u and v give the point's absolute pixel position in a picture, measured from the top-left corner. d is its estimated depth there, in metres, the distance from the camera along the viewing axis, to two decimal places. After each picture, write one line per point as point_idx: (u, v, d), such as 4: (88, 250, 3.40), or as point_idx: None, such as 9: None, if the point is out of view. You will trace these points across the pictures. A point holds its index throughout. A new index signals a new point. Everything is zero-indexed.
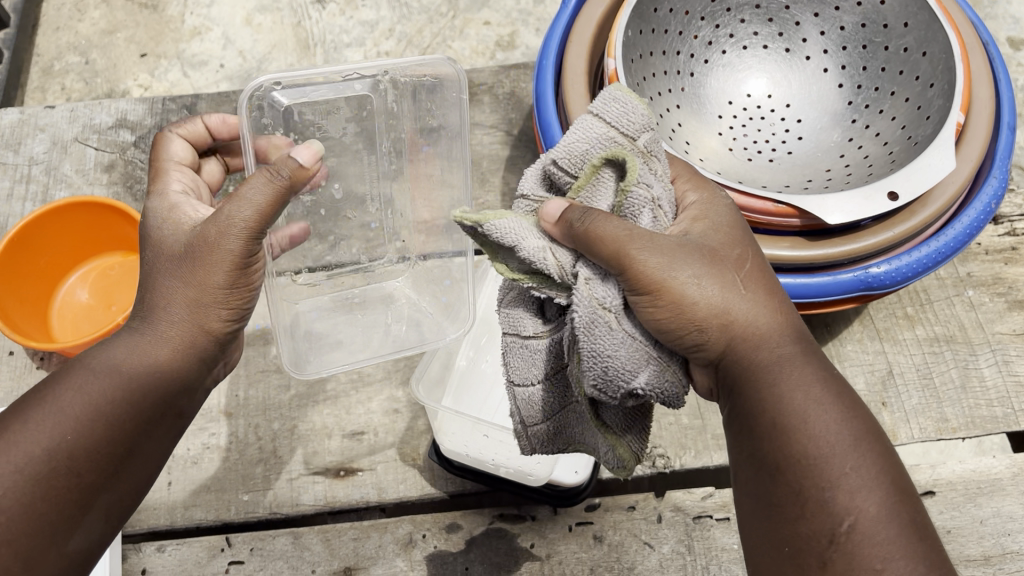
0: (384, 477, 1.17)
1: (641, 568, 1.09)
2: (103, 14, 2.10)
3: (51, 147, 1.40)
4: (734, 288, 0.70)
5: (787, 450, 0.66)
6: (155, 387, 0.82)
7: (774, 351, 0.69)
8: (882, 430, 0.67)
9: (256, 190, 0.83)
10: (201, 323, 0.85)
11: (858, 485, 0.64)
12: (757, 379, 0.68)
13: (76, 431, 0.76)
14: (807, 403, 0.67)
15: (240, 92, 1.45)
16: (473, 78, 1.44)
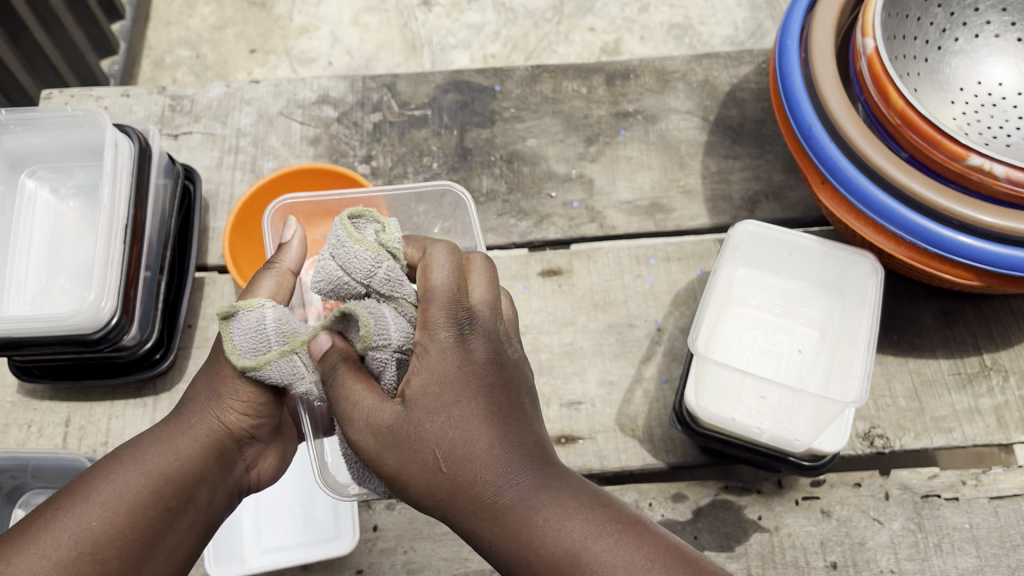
0: (605, 446, 1.18)
1: (872, 544, 1.10)
2: (212, 12, 2.50)
3: (257, 120, 1.45)
4: (483, 448, 0.74)
5: (539, 569, 0.71)
6: (187, 480, 0.90)
7: (529, 483, 0.74)
8: (601, 541, 0.71)
9: (287, 259, 0.95)
10: (216, 419, 0.93)
11: (615, 571, 0.70)
12: (536, 521, 0.72)
13: (122, 512, 0.84)
14: (538, 524, 0.72)
15: (436, 73, 1.49)
16: (665, 66, 1.48)
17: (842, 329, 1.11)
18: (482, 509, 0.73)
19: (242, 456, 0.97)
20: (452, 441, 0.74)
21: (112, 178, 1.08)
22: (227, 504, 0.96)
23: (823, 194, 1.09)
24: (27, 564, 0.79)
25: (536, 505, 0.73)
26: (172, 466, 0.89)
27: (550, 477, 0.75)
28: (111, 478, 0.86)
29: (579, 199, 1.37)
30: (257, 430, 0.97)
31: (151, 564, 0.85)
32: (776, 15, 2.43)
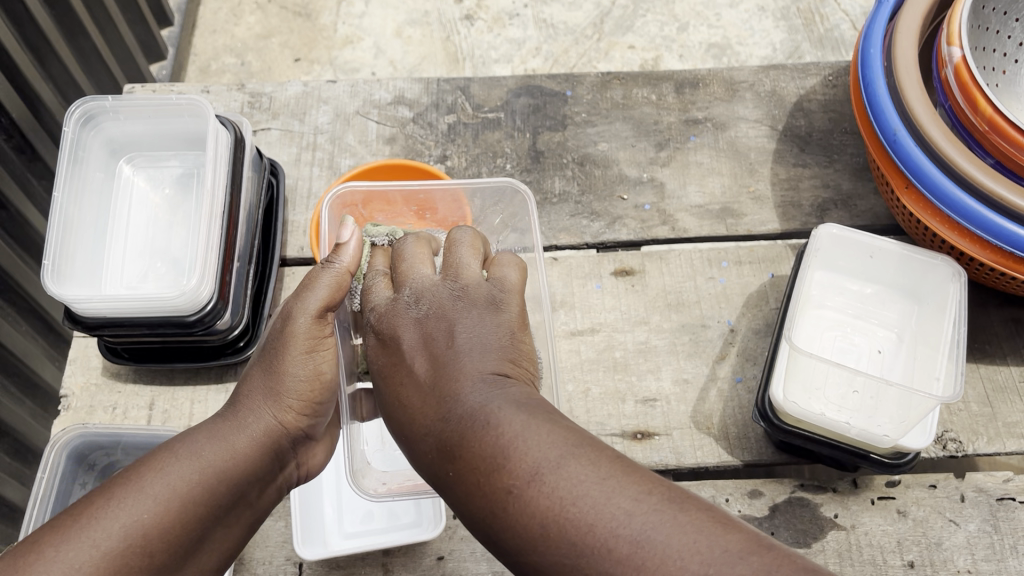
0: (681, 442, 1.19)
1: (948, 544, 1.11)
2: (258, 21, 2.49)
3: (334, 118, 1.48)
4: (429, 399, 0.78)
5: (476, 494, 0.71)
6: (240, 481, 0.87)
7: (467, 417, 0.74)
8: (525, 463, 0.69)
9: (325, 283, 0.94)
10: (269, 417, 0.91)
11: (570, 496, 0.66)
12: (473, 456, 0.72)
13: (172, 507, 0.80)
14: (479, 455, 0.71)
15: (509, 78, 1.52)
16: (733, 76, 1.51)
17: (922, 332, 1.13)
18: (437, 451, 0.76)
19: (293, 456, 0.95)
20: (415, 390, 0.79)
21: (214, 163, 1.12)
22: (273, 501, 0.94)
23: (908, 198, 1.13)
24: (77, 554, 0.74)
25: (470, 436, 0.73)
26: (227, 463, 0.86)
27: (494, 406, 0.74)
28: (168, 475, 0.82)
29: (651, 202, 1.39)
30: (307, 428, 0.95)
31: (194, 560, 0.82)
32: (814, 36, 2.47)
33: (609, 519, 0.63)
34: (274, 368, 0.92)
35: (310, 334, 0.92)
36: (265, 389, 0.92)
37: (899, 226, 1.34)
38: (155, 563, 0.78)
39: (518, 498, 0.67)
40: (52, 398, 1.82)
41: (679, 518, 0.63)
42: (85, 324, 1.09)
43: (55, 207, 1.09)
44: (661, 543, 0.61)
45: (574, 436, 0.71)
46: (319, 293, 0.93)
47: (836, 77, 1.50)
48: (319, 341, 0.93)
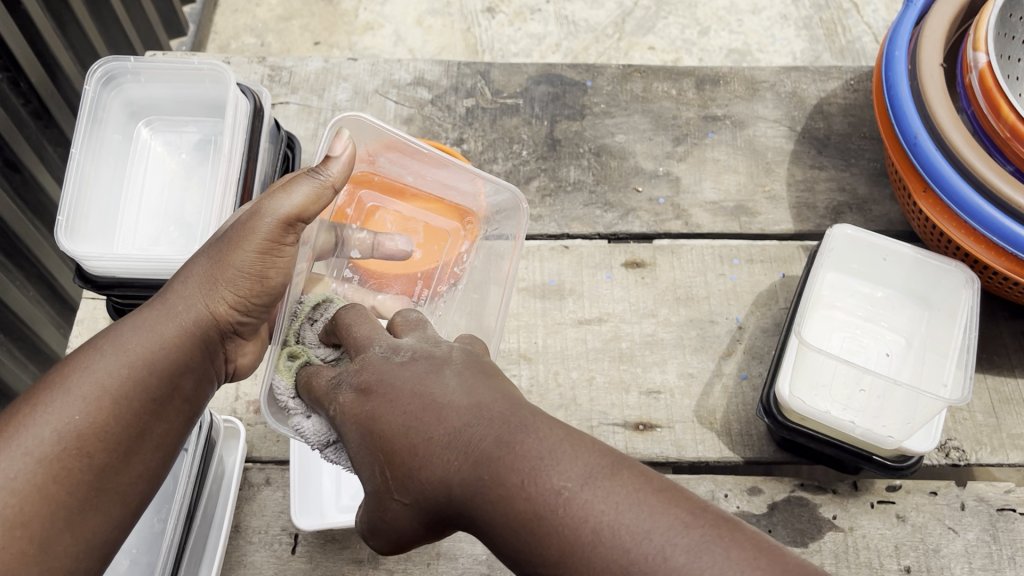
0: (683, 436, 1.19)
1: (946, 551, 1.10)
2: (280, 3, 2.50)
3: (353, 96, 1.48)
4: (437, 411, 0.70)
5: (511, 514, 0.62)
6: (172, 372, 0.86)
7: (489, 432, 0.66)
8: (565, 480, 0.61)
9: (300, 191, 0.89)
10: (203, 307, 0.89)
11: (617, 503, 0.59)
12: (501, 468, 0.64)
13: (103, 403, 0.81)
14: (515, 466, 0.63)
15: (529, 65, 1.52)
16: (755, 76, 1.51)
17: (931, 338, 1.13)
18: (451, 468, 0.67)
19: (224, 349, 0.94)
20: (411, 412, 0.70)
21: (233, 130, 1.12)
22: (209, 395, 0.93)
23: (925, 203, 1.12)
24: (11, 462, 0.76)
25: (498, 451, 0.65)
26: (156, 356, 0.86)
27: (519, 422, 0.66)
28: (97, 372, 0.82)
29: (665, 196, 1.39)
30: (242, 325, 0.93)
31: (137, 458, 0.83)
32: (835, 47, 2.46)
33: (667, 537, 0.57)
34: (226, 266, 0.89)
35: (269, 236, 0.88)
36: (209, 281, 0.89)
37: (913, 232, 1.34)
38: (94, 462, 0.80)
39: (563, 512, 0.60)
40: (54, 363, 1.82)
41: (735, 536, 0.57)
42: (96, 282, 1.09)
43: (72, 164, 1.09)
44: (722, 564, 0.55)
45: (608, 454, 0.63)
46: (288, 198, 0.88)
47: (858, 82, 1.49)
48: (279, 245, 0.89)
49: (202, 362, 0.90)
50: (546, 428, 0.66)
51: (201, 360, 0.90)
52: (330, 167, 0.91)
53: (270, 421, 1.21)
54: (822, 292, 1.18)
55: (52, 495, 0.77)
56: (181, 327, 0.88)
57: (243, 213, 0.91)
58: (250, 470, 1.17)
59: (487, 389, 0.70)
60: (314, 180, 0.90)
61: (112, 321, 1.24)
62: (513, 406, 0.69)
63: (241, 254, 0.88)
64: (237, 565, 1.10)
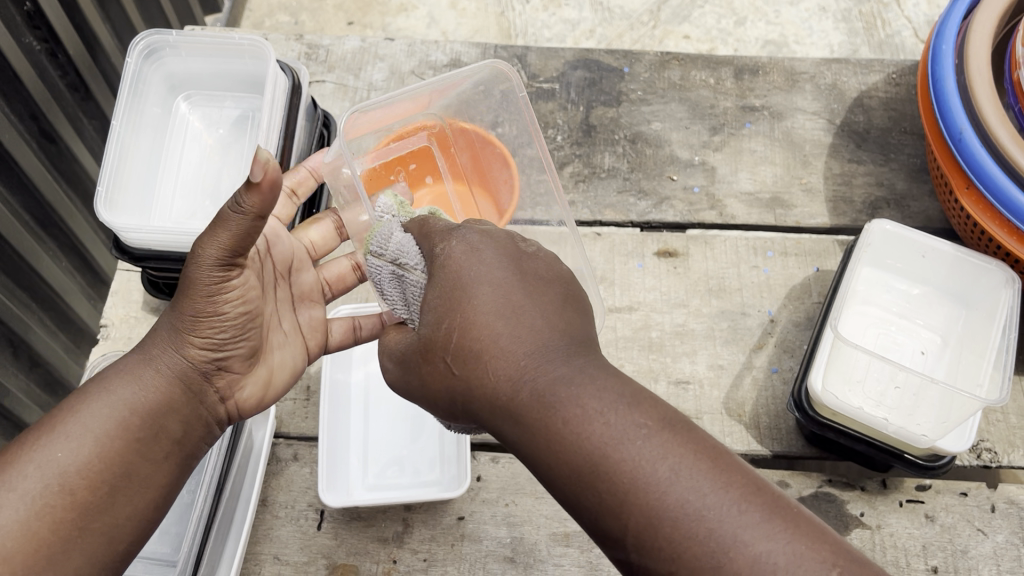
0: (711, 427, 1.18)
1: (974, 553, 1.09)
2: None
3: (389, 76, 1.48)
4: (507, 325, 0.72)
5: (568, 461, 0.66)
6: (154, 415, 0.86)
7: (548, 376, 0.69)
8: (636, 425, 0.65)
9: (227, 227, 0.80)
10: (175, 351, 0.89)
11: (667, 479, 0.63)
12: (562, 419, 0.67)
13: (86, 444, 0.82)
14: (575, 409, 0.67)
15: (567, 50, 1.51)
16: (795, 66, 1.49)
17: (968, 337, 1.11)
18: (508, 399, 0.70)
19: (218, 388, 0.92)
20: (468, 330, 0.73)
21: (270, 107, 1.12)
22: (204, 440, 0.92)
23: (967, 200, 1.11)
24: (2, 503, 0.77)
25: (555, 399, 0.68)
26: (131, 398, 0.86)
27: (572, 369, 0.70)
28: (81, 418, 0.83)
29: (700, 185, 1.38)
30: (224, 360, 0.91)
31: (124, 495, 0.83)
32: (874, 40, 2.39)
33: (724, 511, 0.61)
34: (189, 311, 0.87)
35: (210, 281, 0.84)
36: (179, 327, 0.88)
37: (951, 230, 1.32)
38: (78, 500, 0.80)
39: (626, 470, 0.63)
40: (86, 334, 1.84)
41: (781, 512, 0.61)
42: (132, 253, 1.10)
43: (113, 136, 1.10)
44: (766, 533, 0.59)
45: (660, 411, 0.67)
46: (220, 231, 0.81)
47: (900, 76, 1.47)
48: (216, 288, 0.85)
49: (192, 405, 0.90)
50: (608, 385, 0.68)
51: (192, 404, 0.90)
52: (245, 197, 0.76)
53: (299, 397, 1.22)
54: (858, 288, 1.16)
55: (35, 532, 0.77)
56: (159, 373, 0.88)
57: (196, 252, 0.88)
58: (278, 445, 1.18)
59: (555, 323, 0.73)
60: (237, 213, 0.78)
61: (147, 294, 1.26)
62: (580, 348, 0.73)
63: (206, 298, 0.86)
64: (263, 538, 1.11)
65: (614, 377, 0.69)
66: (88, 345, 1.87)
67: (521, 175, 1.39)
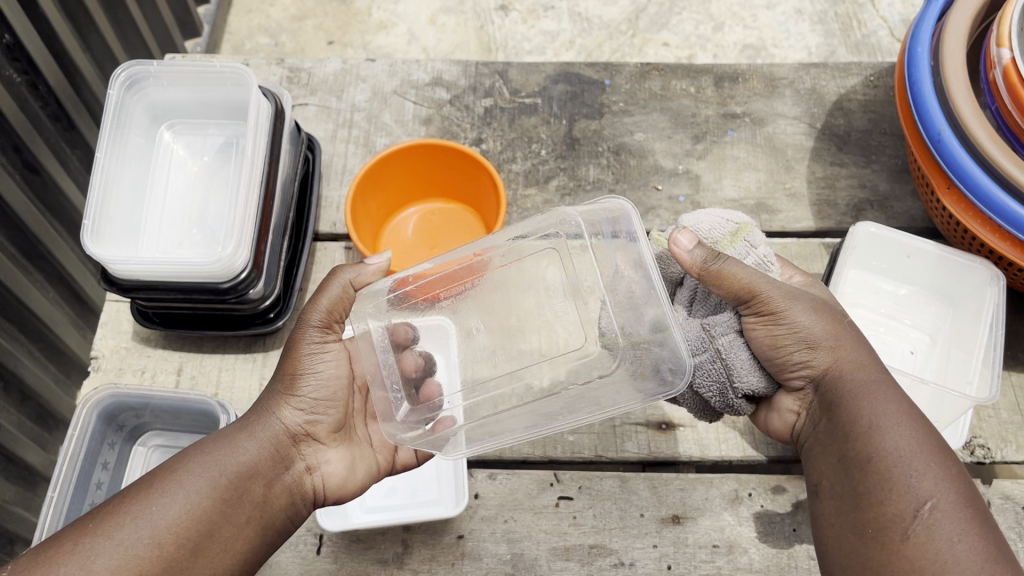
0: (705, 435, 1.19)
1: None
2: (294, 3, 2.50)
3: (371, 96, 1.49)
4: (802, 328, 0.94)
5: (845, 435, 0.90)
6: (249, 473, 0.91)
7: (869, 376, 0.92)
8: (919, 445, 0.85)
9: (335, 288, 1.03)
10: (274, 416, 0.96)
11: (922, 474, 0.83)
12: (848, 399, 0.91)
13: (185, 502, 0.85)
14: (868, 413, 0.89)
15: (547, 64, 1.52)
16: (774, 72, 1.50)
17: (957, 335, 1.12)
18: (856, 402, 0.91)
19: (301, 453, 0.97)
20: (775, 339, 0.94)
21: (254, 133, 1.12)
22: (288, 508, 0.94)
23: (948, 199, 1.12)
24: (99, 551, 0.80)
25: (853, 395, 0.91)
26: (227, 458, 0.90)
27: (878, 379, 0.92)
28: (191, 475, 0.87)
29: (685, 194, 1.39)
30: (316, 427, 0.98)
31: (208, 554, 0.85)
32: (850, 41, 2.42)
33: (944, 492, 0.82)
34: (288, 368, 0.98)
35: (317, 334, 1.00)
36: (278, 386, 0.98)
37: (935, 230, 1.33)
38: (167, 554, 0.82)
39: (872, 463, 0.86)
40: (77, 364, 1.84)
41: (973, 498, 0.82)
42: (120, 285, 1.10)
43: (97, 168, 1.10)
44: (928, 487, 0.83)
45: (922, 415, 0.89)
46: (332, 288, 1.03)
47: (878, 78, 1.48)
48: (321, 338, 1.01)
49: (284, 467, 0.94)
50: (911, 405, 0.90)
51: (283, 465, 0.94)
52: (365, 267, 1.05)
53: None
54: (846, 292, 1.17)
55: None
56: (270, 427, 0.95)
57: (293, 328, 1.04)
58: None
59: (868, 362, 0.93)
60: (347, 277, 1.04)
61: (136, 323, 1.25)
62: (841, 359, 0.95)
63: (303, 359, 0.99)
64: (263, 565, 1.11)
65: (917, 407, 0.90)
66: (80, 375, 1.86)
67: (507, 191, 1.39)
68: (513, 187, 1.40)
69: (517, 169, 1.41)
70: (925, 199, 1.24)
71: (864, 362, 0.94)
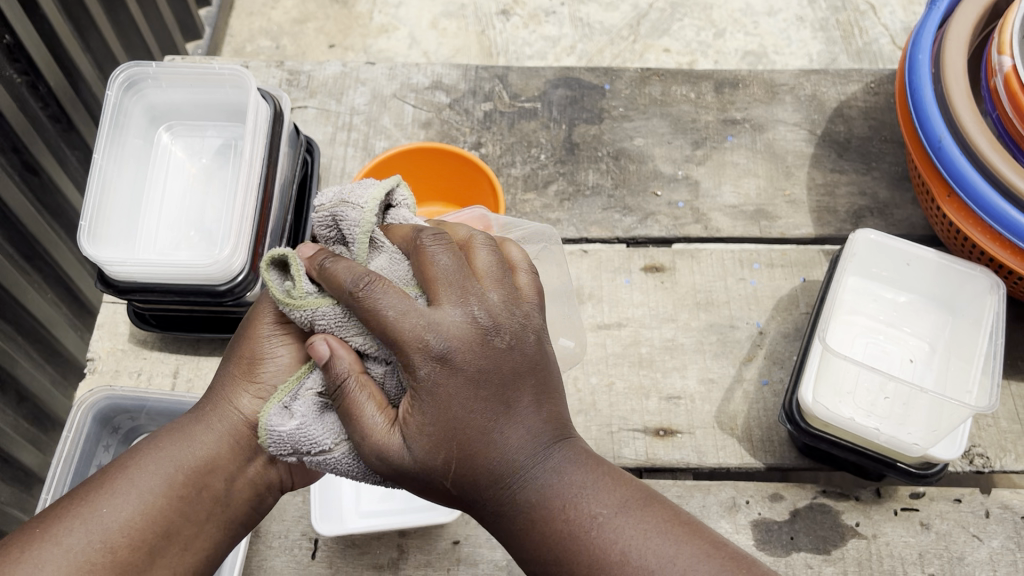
0: (703, 442, 1.18)
1: (970, 559, 1.09)
2: (295, 6, 2.50)
3: (371, 100, 1.48)
4: (484, 401, 0.75)
5: (540, 532, 0.76)
6: (203, 469, 0.85)
7: (523, 456, 0.77)
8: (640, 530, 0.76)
9: None
10: (231, 405, 0.88)
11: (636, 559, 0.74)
12: (536, 494, 0.77)
13: (136, 501, 0.81)
14: (557, 517, 0.76)
15: (547, 69, 1.51)
16: (774, 78, 1.50)
17: (956, 343, 1.11)
18: (464, 475, 0.75)
19: (266, 445, 0.90)
20: (457, 448, 0.74)
21: (253, 135, 1.12)
22: (254, 499, 0.89)
23: (949, 207, 1.11)
24: (44, 554, 0.76)
25: (526, 500, 0.77)
26: (183, 453, 0.85)
27: (558, 463, 0.78)
28: (144, 473, 0.82)
29: (684, 199, 1.38)
30: None
31: (165, 556, 0.81)
32: (852, 48, 2.41)
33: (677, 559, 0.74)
34: (243, 360, 0.88)
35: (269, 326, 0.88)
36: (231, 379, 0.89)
37: (935, 238, 1.33)
38: (117, 558, 0.78)
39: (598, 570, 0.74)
40: (74, 366, 1.83)
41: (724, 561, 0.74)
42: (117, 287, 1.09)
43: (94, 169, 1.10)
44: (633, 527, 0.76)
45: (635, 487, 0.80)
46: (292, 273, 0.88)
47: (878, 85, 1.48)
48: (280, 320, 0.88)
49: (239, 457, 0.87)
50: (585, 454, 0.80)
51: (239, 454, 0.87)
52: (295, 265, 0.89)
53: None
54: (844, 299, 1.17)
55: None
56: (225, 421, 0.87)
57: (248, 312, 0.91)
58: None
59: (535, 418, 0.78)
60: None
61: (133, 325, 1.25)
62: (506, 400, 0.76)
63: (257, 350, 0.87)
64: (257, 570, 1.10)
65: (597, 459, 0.81)
66: (76, 377, 1.85)
67: (506, 195, 1.39)
68: (512, 192, 1.39)
69: (516, 173, 1.41)
70: (925, 206, 1.23)
71: (498, 408, 0.76)
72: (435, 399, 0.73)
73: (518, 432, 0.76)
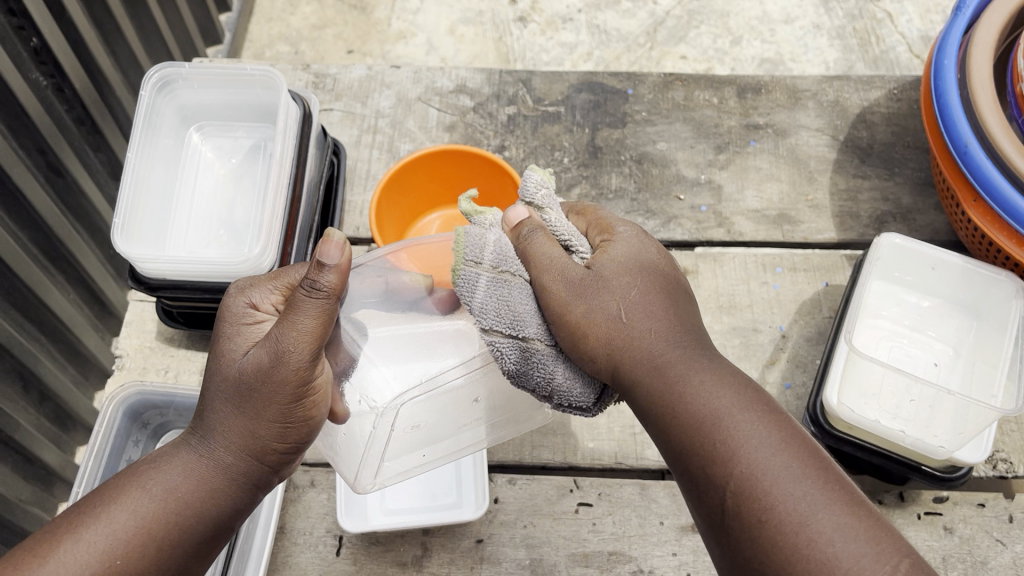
0: None
1: (994, 563, 1.09)
2: (313, 12, 2.52)
3: (396, 103, 1.50)
4: (641, 310, 0.81)
5: (677, 421, 0.75)
6: (216, 520, 0.80)
7: (666, 346, 0.79)
8: (745, 421, 0.72)
9: (308, 319, 0.76)
10: (246, 455, 0.80)
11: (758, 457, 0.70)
12: (682, 389, 0.76)
13: (137, 560, 0.75)
14: (684, 408, 0.75)
15: (571, 73, 1.53)
16: (797, 84, 1.50)
17: (981, 347, 1.11)
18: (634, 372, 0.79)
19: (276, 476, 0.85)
20: (608, 332, 0.80)
21: (284, 135, 1.13)
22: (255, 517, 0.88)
23: (974, 212, 1.12)
24: None
25: (665, 378, 0.77)
26: (189, 506, 0.78)
27: (701, 362, 0.78)
28: (143, 525, 0.76)
29: (707, 203, 1.39)
30: (292, 454, 0.84)
31: None
32: (869, 56, 2.41)
33: (797, 476, 0.69)
34: (261, 411, 0.79)
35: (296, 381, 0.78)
36: (243, 426, 0.80)
37: (958, 243, 1.33)
38: None
39: (731, 482, 0.70)
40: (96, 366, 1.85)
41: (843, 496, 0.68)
42: (148, 284, 1.11)
43: (127, 167, 1.11)
44: (771, 440, 0.71)
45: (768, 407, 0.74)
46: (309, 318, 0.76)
47: (901, 91, 1.48)
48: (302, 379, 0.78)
49: (249, 497, 0.83)
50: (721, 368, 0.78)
51: (248, 495, 0.82)
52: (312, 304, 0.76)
53: None
54: (868, 303, 1.18)
55: None
56: (236, 470, 0.80)
57: (258, 346, 0.79)
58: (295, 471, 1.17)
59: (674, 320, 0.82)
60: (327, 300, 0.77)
61: (160, 323, 1.26)
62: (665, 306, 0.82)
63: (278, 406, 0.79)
64: (282, 566, 1.11)
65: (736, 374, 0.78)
66: (97, 377, 1.87)
67: None
68: None
69: None
70: (949, 210, 1.23)
71: (648, 303, 0.82)
72: (595, 283, 0.82)
73: (658, 328, 0.80)
